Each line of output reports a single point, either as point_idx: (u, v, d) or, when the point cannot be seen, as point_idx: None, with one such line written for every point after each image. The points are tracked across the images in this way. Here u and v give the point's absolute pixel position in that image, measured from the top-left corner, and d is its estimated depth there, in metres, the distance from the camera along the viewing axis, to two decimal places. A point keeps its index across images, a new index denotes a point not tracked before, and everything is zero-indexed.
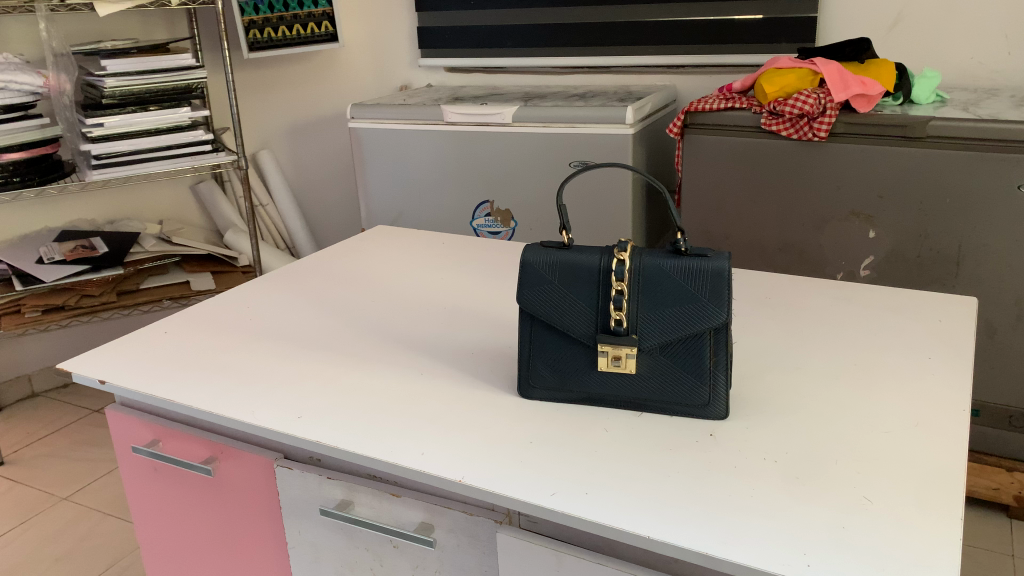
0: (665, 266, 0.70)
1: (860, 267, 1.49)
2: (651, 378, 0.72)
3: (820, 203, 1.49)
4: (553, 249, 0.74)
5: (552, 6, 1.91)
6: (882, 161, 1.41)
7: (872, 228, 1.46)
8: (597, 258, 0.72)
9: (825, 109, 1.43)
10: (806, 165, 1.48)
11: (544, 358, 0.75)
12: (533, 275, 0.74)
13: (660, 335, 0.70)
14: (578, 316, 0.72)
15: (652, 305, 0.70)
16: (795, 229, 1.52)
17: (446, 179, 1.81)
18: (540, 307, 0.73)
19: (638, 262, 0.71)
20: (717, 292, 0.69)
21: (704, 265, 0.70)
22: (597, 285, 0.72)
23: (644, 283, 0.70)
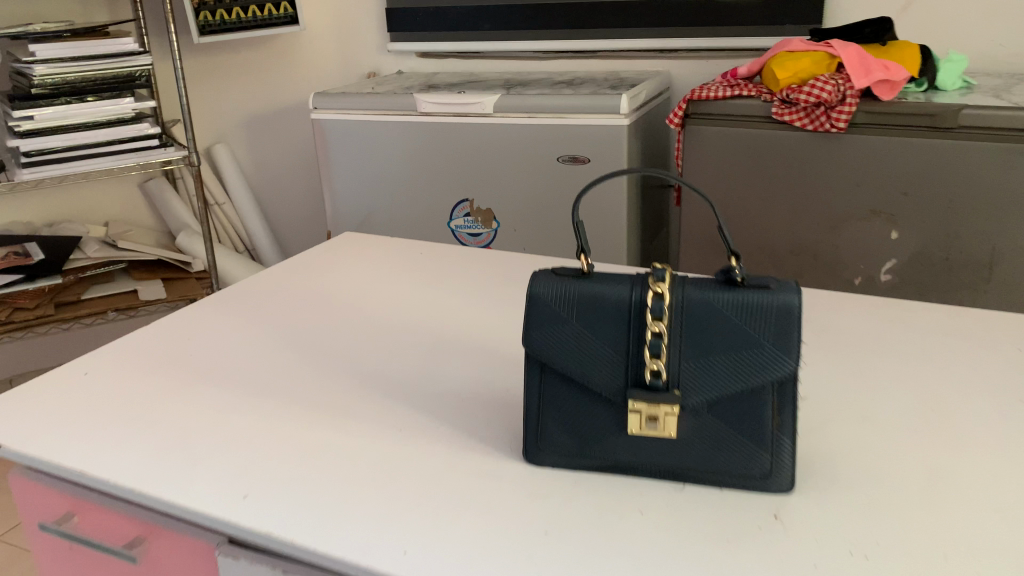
0: (717, 303, 0.55)
1: (880, 271, 1.35)
2: (695, 443, 0.56)
3: (837, 203, 1.34)
4: (567, 279, 0.58)
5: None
6: (906, 154, 1.27)
7: (894, 228, 1.32)
8: (626, 289, 0.57)
9: (845, 97, 1.28)
10: (821, 160, 1.33)
11: (558, 416, 0.59)
12: (543, 312, 0.58)
13: (708, 390, 0.55)
14: (602, 365, 0.57)
15: (700, 352, 0.55)
16: (808, 230, 1.38)
17: (420, 175, 1.64)
18: (553, 354, 0.57)
19: (681, 297, 0.55)
20: (786, 335, 0.54)
21: (768, 300, 0.54)
22: (627, 326, 0.56)
23: (689, 324, 0.55)
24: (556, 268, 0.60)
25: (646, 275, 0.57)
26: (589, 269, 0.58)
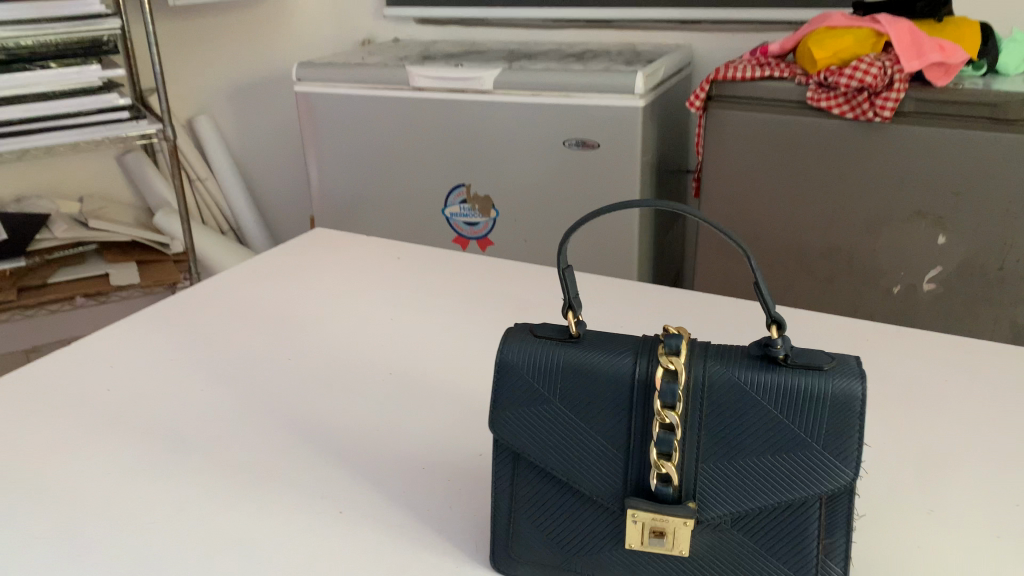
0: (754, 386, 0.41)
1: (922, 280, 1.20)
2: (713, 567, 0.42)
3: (878, 202, 1.19)
4: (546, 343, 0.44)
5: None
6: (961, 150, 1.10)
7: (941, 232, 1.16)
8: (625, 363, 0.42)
9: (892, 81, 1.11)
10: (862, 153, 1.17)
11: (533, 520, 0.45)
12: (516, 388, 0.44)
13: (734, 501, 0.41)
14: (592, 462, 0.43)
15: (727, 449, 0.41)
16: (843, 230, 1.22)
17: (413, 155, 1.49)
18: (526, 444, 0.43)
19: (707, 374, 0.41)
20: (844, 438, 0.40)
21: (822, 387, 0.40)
22: (628, 411, 0.42)
23: (714, 412, 0.41)
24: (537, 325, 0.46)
25: (653, 342, 0.43)
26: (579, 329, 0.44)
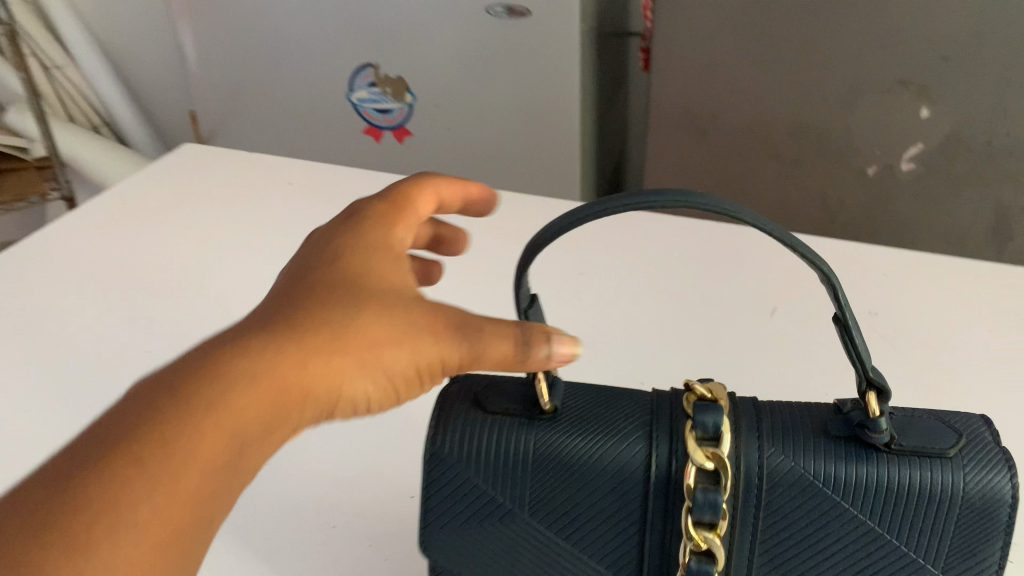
0: (857, 494, 0.36)
1: (901, 159, 1.06)
2: None
3: (855, 73, 1.01)
4: (490, 440, 0.39)
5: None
6: (959, 10, 0.92)
7: (926, 105, 1.00)
8: (623, 456, 0.38)
9: None
10: (840, 18, 0.98)
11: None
12: (490, 482, 0.39)
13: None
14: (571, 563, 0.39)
15: (823, 565, 0.37)
16: (814, 106, 1.06)
17: (304, 32, 1.23)
18: (474, 559, 0.40)
19: (791, 480, 0.36)
20: (977, 539, 0.36)
21: (954, 486, 0.36)
22: (596, 522, 0.39)
23: (811, 524, 0.36)
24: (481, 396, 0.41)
25: (649, 425, 0.39)
26: (549, 405, 0.40)
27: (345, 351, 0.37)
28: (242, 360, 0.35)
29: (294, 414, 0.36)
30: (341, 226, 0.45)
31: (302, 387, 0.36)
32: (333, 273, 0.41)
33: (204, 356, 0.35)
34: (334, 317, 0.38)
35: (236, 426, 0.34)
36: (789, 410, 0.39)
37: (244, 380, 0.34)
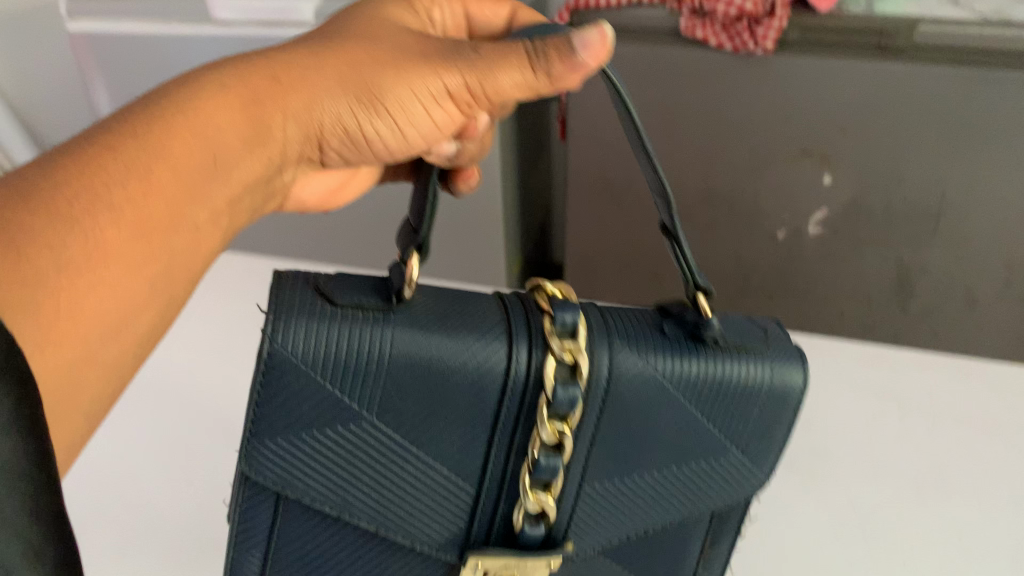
0: (694, 363, 0.45)
1: (808, 223, 1.11)
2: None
3: (760, 143, 1.07)
4: (332, 351, 0.40)
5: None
6: (852, 85, 0.99)
7: (827, 173, 1.06)
8: (476, 364, 0.43)
9: (773, 8, 0.97)
10: (746, 93, 1.04)
11: (285, 534, 0.44)
12: (338, 375, 0.41)
13: (611, 490, 0.46)
14: (409, 479, 0.43)
15: (653, 459, 0.46)
16: (725, 174, 1.11)
17: None
18: (297, 478, 0.42)
19: (648, 372, 0.44)
20: (778, 412, 0.47)
21: (767, 367, 0.46)
22: (439, 424, 0.43)
23: (654, 409, 0.45)
24: (332, 285, 0.42)
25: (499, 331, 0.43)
26: (406, 298, 0.43)
27: (290, 89, 0.43)
28: (190, 92, 0.39)
29: (274, 126, 0.43)
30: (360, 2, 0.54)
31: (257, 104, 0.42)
32: (329, 28, 0.49)
33: (166, 87, 0.40)
34: (327, 51, 0.45)
35: (204, 133, 0.39)
36: (640, 320, 0.47)
37: (215, 88, 0.40)
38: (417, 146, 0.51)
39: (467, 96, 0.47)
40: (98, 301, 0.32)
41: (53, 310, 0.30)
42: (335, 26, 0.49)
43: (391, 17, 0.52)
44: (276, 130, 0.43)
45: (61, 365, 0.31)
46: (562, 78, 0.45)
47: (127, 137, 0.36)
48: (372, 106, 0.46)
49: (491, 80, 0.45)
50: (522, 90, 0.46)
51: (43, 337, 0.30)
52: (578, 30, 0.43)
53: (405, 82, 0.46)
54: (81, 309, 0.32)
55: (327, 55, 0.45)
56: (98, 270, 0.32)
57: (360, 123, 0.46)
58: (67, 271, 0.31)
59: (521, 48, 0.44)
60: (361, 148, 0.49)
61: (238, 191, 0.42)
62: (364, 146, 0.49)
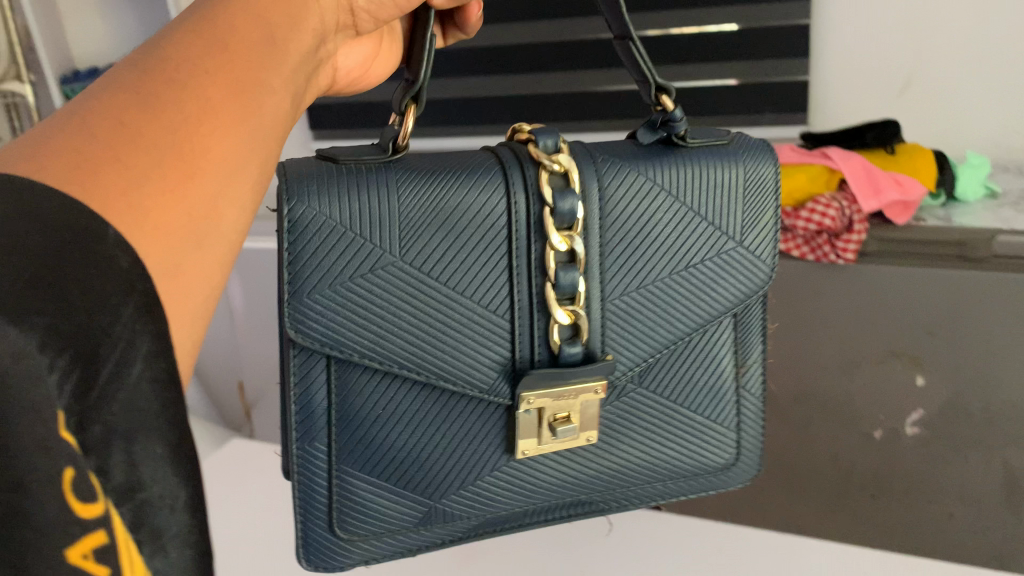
0: (669, 172, 0.55)
1: (906, 423, 1.07)
2: (636, 433, 0.57)
3: (852, 345, 1.08)
4: (358, 204, 0.47)
5: (505, 73, 1.62)
6: (933, 286, 1.01)
7: (920, 373, 1.05)
8: (482, 194, 0.50)
9: (851, 222, 1.06)
10: (835, 297, 1.07)
11: (347, 400, 0.49)
12: (356, 215, 0.47)
13: (646, 302, 0.55)
14: (448, 313, 0.49)
15: (667, 274, 0.55)
16: (816, 374, 1.11)
17: None
18: (348, 330, 0.47)
19: (636, 188, 0.54)
20: (765, 203, 0.58)
21: (737, 162, 0.57)
22: (462, 250, 0.49)
23: (649, 219, 0.54)
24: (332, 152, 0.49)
25: (494, 170, 0.51)
26: (403, 146, 0.49)
27: None
28: (216, 11, 0.41)
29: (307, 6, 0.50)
30: None
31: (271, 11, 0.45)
32: None
33: (193, 11, 0.42)
34: None
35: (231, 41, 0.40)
36: (609, 148, 0.56)
37: None
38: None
39: None
40: (221, 133, 0.37)
41: (188, 139, 0.34)
42: None
43: None
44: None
45: (204, 190, 0.35)
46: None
47: (196, 23, 0.40)
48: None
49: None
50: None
51: (175, 165, 0.33)
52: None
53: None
54: (209, 146, 0.35)
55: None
56: (218, 120, 0.37)
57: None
58: (198, 121, 0.35)
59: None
60: (388, 6, 0.58)
61: (311, 41, 0.50)
62: (387, 2, 0.57)
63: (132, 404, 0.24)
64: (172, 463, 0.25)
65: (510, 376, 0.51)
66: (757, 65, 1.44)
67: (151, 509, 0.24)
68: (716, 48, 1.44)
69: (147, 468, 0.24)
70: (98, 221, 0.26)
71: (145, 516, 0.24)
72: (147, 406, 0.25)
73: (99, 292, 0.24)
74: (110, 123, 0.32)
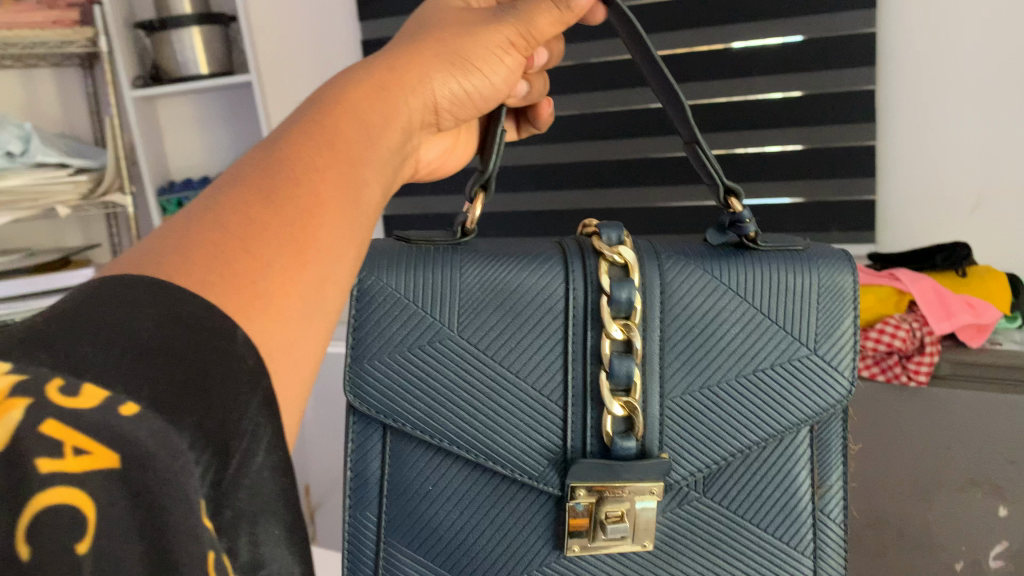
0: (739, 273, 0.62)
1: (989, 557, 1.00)
2: (700, 537, 0.61)
3: (927, 470, 1.03)
4: (422, 283, 0.59)
5: (559, 191, 1.64)
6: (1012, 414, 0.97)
7: (1003, 504, 0.99)
8: (553, 282, 0.60)
9: (923, 343, 1.05)
10: (906, 423, 1.05)
11: (399, 471, 0.59)
12: (421, 296, 0.59)
13: (707, 403, 0.61)
14: (503, 389, 0.59)
15: (726, 376, 0.61)
16: (889, 501, 1.07)
17: None
18: (400, 402, 0.58)
19: (702, 287, 0.61)
20: (842, 310, 0.62)
21: (813, 270, 0.62)
22: (519, 334, 0.59)
23: (715, 317, 0.61)
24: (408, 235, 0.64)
25: (559, 260, 0.61)
26: (470, 230, 0.63)
27: (398, 82, 0.56)
28: (319, 113, 0.47)
29: (401, 109, 0.55)
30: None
31: (365, 111, 0.50)
32: (414, 35, 0.62)
33: (306, 111, 0.48)
34: (420, 51, 0.59)
35: (337, 138, 0.45)
36: (688, 248, 0.64)
37: (337, 93, 0.50)
38: (499, 94, 0.65)
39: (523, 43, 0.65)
40: (335, 219, 0.41)
41: (304, 229, 0.39)
42: (423, 33, 0.62)
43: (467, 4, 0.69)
44: (410, 94, 0.57)
45: (317, 273, 0.39)
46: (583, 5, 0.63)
47: (308, 126, 0.45)
48: (464, 64, 0.61)
49: (534, 25, 0.64)
50: (557, 25, 0.65)
51: (292, 255, 0.37)
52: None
53: (482, 44, 0.62)
54: (320, 235, 0.39)
55: (424, 46, 0.60)
56: (328, 211, 0.41)
57: (460, 82, 0.61)
58: (310, 215, 0.39)
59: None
60: (467, 103, 0.63)
61: (400, 136, 0.55)
62: (466, 100, 0.63)
63: (258, 497, 0.30)
64: (285, 543, 0.31)
65: (560, 467, 0.59)
66: (821, 184, 1.46)
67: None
68: (783, 166, 1.47)
69: (267, 552, 0.30)
70: (228, 327, 0.31)
71: None
72: (267, 494, 0.30)
73: (237, 404, 0.29)
74: (242, 220, 0.37)
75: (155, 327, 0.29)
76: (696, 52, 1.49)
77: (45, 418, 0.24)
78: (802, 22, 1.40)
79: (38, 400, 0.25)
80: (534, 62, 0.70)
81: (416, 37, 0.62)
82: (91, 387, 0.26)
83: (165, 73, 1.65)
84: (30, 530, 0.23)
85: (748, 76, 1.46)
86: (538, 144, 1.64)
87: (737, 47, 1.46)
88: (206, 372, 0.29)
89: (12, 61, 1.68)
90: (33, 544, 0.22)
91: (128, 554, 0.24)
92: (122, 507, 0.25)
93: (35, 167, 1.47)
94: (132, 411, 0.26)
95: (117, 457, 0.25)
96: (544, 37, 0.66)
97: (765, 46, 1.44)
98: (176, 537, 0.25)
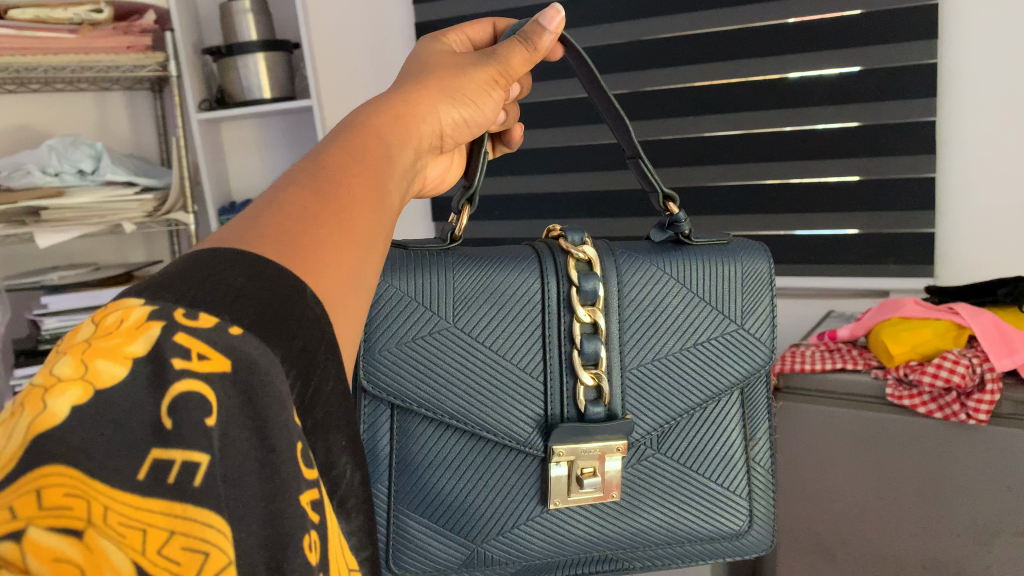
0: (680, 264, 0.69)
1: None
2: (655, 492, 0.68)
3: (985, 510, 1.00)
4: (426, 281, 0.63)
5: (611, 218, 1.65)
6: None
7: None
8: (528, 280, 0.65)
9: (984, 380, 0.99)
10: (965, 459, 1.01)
11: (406, 447, 0.62)
12: (425, 291, 0.63)
13: (660, 373, 0.68)
14: (495, 369, 0.64)
15: (675, 352, 0.68)
16: (943, 541, 1.03)
17: None
18: (410, 384, 0.61)
19: (650, 277, 0.68)
20: (761, 293, 0.71)
21: (736, 259, 0.71)
22: (505, 323, 0.64)
23: (663, 301, 0.68)
24: (403, 242, 0.66)
25: (536, 261, 0.66)
26: (457, 237, 0.67)
27: (412, 107, 0.58)
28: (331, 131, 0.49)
29: (420, 129, 0.57)
30: (429, 39, 0.72)
31: (381, 127, 0.52)
32: (411, 75, 0.65)
33: (337, 130, 0.50)
34: (429, 84, 0.62)
35: (358, 145, 0.47)
36: (632, 247, 0.71)
37: (353, 116, 0.52)
38: (487, 124, 0.68)
39: (505, 77, 0.69)
40: (369, 209, 0.42)
41: (343, 214, 0.39)
42: (418, 72, 0.65)
43: (447, 45, 0.72)
44: (423, 122, 0.58)
45: (357, 253, 0.39)
46: (547, 46, 0.69)
47: (335, 143, 0.47)
48: (460, 97, 0.63)
49: (508, 62, 0.68)
50: (525, 62, 0.71)
51: (339, 236, 0.38)
52: (540, 12, 0.67)
53: (475, 80, 0.65)
54: (358, 223, 0.40)
55: (426, 82, 0.62)
56: (358, 210, 0.41)
57: (460, 111, 0.63)
58: (352, 208, 0.40)
59: (516, 39, 0.69)
60: (465, 131, 0.65)
61: (417, 157, 0.56)
62: (465, 126, 0.65)
63: (328, 411, 0.34)
64: (348, 450, 0.35)
65: (544, 432, 0.64)
66: (877, 215, 1.44)
67: (342, 485, 0.35)
68: (838, 196, 1.46)
69: (337, 455, 0.35)
70: (298, 282, 0.33)
71: (336, 487, 0.35)
72: (335, 410, 0.34)
73: (312, 338, 0.32)
74: (303, 211, 0.37)
75: (246, 278, 0.31)
76: (750, 82, 1.49)
77: (177, 332, 0.27)
78: (863, 52, 1.39)
79: (169, 322, 0.28)
80: (510, 96, 0.75)
81: (416, 77, 0.64)
82: (206, 315, 0.29)
83: (229, 97, 1.71)
84: (171, 409, 0.26)
85: (803, 107, 1.45)
86: (589, 171, 1.65)
87: (793, 77, 1.45)
88: (287, 311, 0.31)
89: (88, 85, 1.76)
90: (175, 417, 0.26)
91: (241, 436, 0.28)
92: (238, 405, 0.28)
93: (104, 185, 1.53)
94: (238, 332, 0.29)
95: (229, 363, 0.28)
96: (517, 72, 0.70)
97: (822, 76, 1.42)
98: (275, 427, 0.29)
